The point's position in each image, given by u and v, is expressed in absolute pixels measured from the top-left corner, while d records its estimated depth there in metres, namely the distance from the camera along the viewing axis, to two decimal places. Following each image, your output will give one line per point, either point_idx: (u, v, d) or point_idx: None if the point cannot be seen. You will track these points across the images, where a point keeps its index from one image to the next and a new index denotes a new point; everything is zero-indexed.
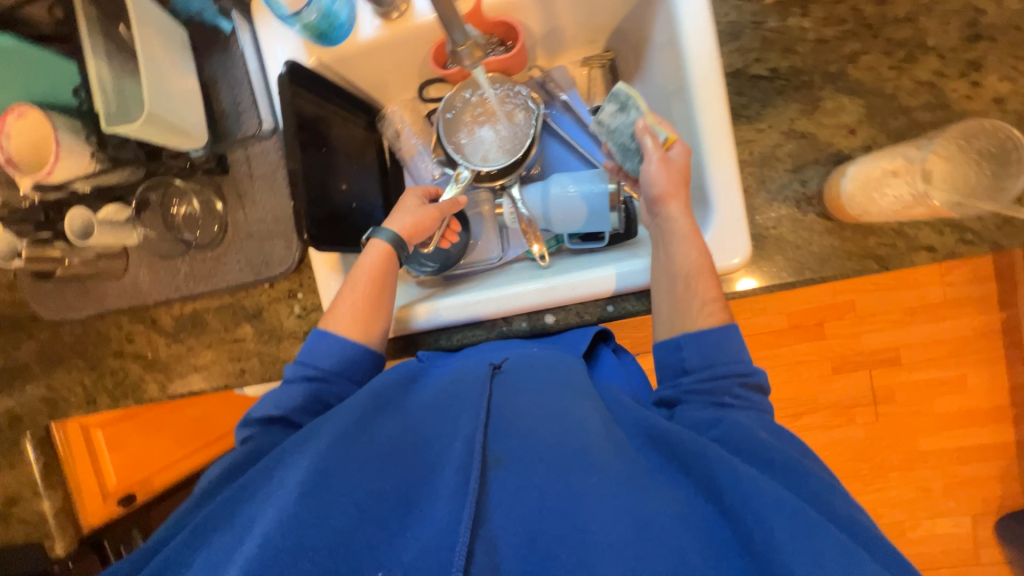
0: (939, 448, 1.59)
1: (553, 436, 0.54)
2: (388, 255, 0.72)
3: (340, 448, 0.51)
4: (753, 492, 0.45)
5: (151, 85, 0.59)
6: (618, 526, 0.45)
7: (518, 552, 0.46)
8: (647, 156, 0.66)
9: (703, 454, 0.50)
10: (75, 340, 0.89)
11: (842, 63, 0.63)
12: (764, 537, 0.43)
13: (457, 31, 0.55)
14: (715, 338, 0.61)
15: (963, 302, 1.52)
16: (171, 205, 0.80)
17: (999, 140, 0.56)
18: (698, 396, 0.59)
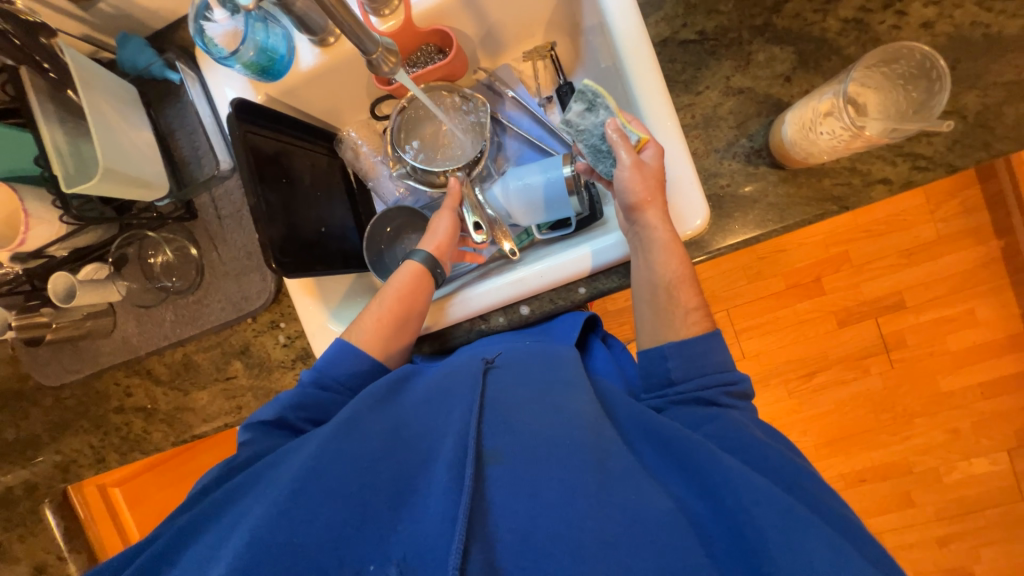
0: (960, 387, 1.55)
1: (546, 427, 0.52)
2: (420, 270, 0.75)
3: (333, 449, 0.50)
4: (750, 492, 0.46)
5: (105, 145, 0.62)
6: (615, 523, 0.45)
7: (514, 551, 0.45)
8: (619, 163, 0.63)
9: (703, 456, 0.51)
10: (77, 403, 0.91)
11: (766, 14, 0.64)
12: (759, 538, 0.44)
13: (369, 41, 0.55)
14: (705, 346, 0.61)
15: (958, 236, 1.50)
16: (147, 256, 0.82)
17: (921, 63, 0.56)
18: (693, 397, 0.59)
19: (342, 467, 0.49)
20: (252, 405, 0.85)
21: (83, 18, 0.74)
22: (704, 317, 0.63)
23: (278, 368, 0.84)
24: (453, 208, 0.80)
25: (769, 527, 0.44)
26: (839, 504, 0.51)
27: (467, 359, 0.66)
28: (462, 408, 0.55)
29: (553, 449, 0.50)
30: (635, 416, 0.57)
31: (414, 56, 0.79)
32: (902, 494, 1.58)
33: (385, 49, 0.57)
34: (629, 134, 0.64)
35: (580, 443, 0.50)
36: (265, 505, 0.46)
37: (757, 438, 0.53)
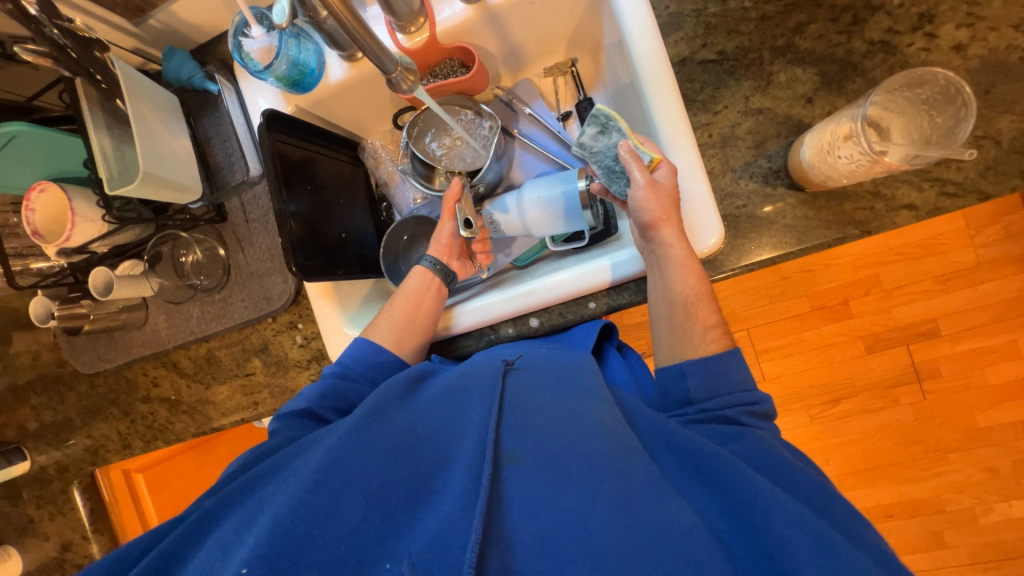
0: (999, 423, 1.46)
1: (566, 434, 0.52)
2: (428, 275, 0.78)
3: (355, 442, 0.52)
4: (781, 515, 0.45)
5: (148, 150, 0.67)
6: (635, 533, 0.44)
7: (533, 556, 0.45)
8: (634, 181, 0.62)
9: (729, 471, 0.50)
10: (108, 390, 0.96)
11: (788, 35, 0.64)
12: (788, 561, 0.42)
13: (388, 61, 0.57)
14: (725, 367, 0.60)
15: (1000, 263, 1.42)
16: (180, 254, 0.87)
17: (945, 88, 0.54)
18: (714, 415, 0.58)
19: (364, 459, 0.50)
20: (268, 402, 0.88)
21: (136, 33, 0.81)
22: (716, 336, 0.62)
23: (294, 367, 0.87)
24: (450, 214, 0.80)
25: (800, 552, 0.43)
26: (869, 531, 0.49)
27: (489, 359, 0.67)
28: (482, 409, 0.55)
29: (573, 457, 0.50)
30: (656, 426, 0.56)
31: (437, 68, 0.81)
32: (932, 533, 1.49)
33: (404, 68, 0.59)
34: (642, 155, 0.64)
35: (600, 451, 0.50)
36: (287, 492, 0.47)
37: (783, 457, 0.53)
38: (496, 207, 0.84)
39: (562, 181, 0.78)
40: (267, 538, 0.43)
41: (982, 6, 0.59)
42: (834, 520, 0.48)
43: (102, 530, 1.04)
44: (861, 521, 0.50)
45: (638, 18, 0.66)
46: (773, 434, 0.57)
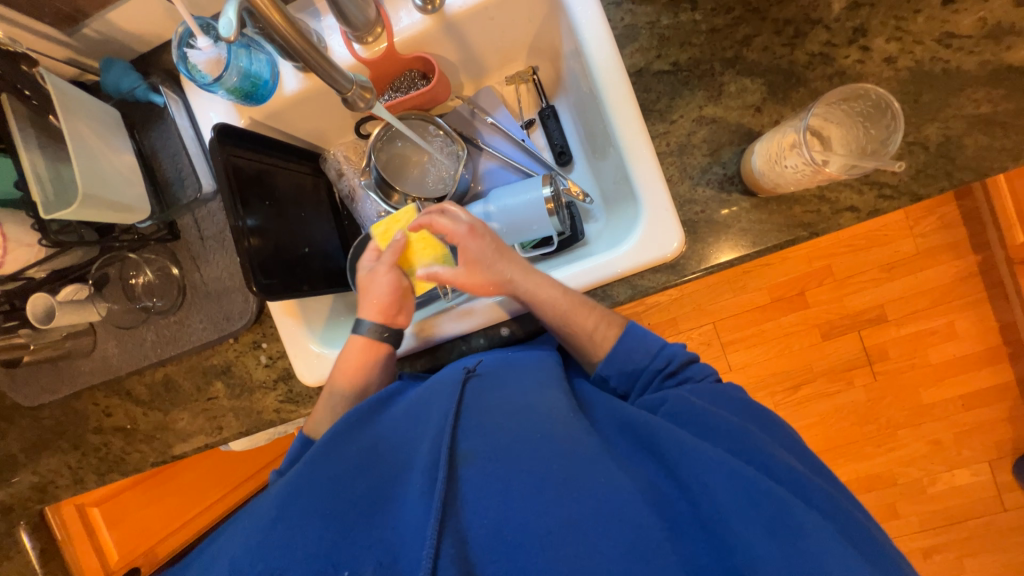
0: (942, 398, 1.58)
1: (517, 425, 0.54)
2: (372, 346, 0.73)
3: (310, 476, 0.52)
4: (707, 470, 0.49)
5: (86, 169, 0.63)
6: (583, 507, 0.46)
7: (489, 543, 0.46)
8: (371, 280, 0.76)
9: (662, 435, 0.53)
10: (55, 422, 0.90)
11: (737, 47, 0.66)
12: (717, 516, 0.47)
13: (341, 78, 0.55)
14: (627, 347, 0.66)
15: (936, 251, 1.53)
16: (129, 276, 0.82)
17: (875, 101, 0.58)
18: (639, 379, 0.65)
19: (321, 492, 0.50)
20: (233, 426, 0.85)
21: (68, 43, 0.75)
22: (610, 324, 0.68)
23: (259, 389, 0.84)
24: (395, 263, 0.77)
25: (724, 502, 0.47)
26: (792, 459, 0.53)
27: (453, 369, 0.67)
28: (439, 412, 0.56)
29: (521, 445, 0.51)
30: (606, 407, 0.61)
31: (397, 81, 0.81)
32: (886, 505, 1.60)
33: (360, 86, 0.58)
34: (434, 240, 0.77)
35: (549, 437, 0.52)
36: (245, 539, 0.47)
37: (703, 408, 0.57)
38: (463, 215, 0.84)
39: (527, 189, 0.79)
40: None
41: (908, 22, 0.63)
42: (760, 453, 0.52)
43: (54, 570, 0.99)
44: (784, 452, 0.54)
45: (596, 34, 0.67)
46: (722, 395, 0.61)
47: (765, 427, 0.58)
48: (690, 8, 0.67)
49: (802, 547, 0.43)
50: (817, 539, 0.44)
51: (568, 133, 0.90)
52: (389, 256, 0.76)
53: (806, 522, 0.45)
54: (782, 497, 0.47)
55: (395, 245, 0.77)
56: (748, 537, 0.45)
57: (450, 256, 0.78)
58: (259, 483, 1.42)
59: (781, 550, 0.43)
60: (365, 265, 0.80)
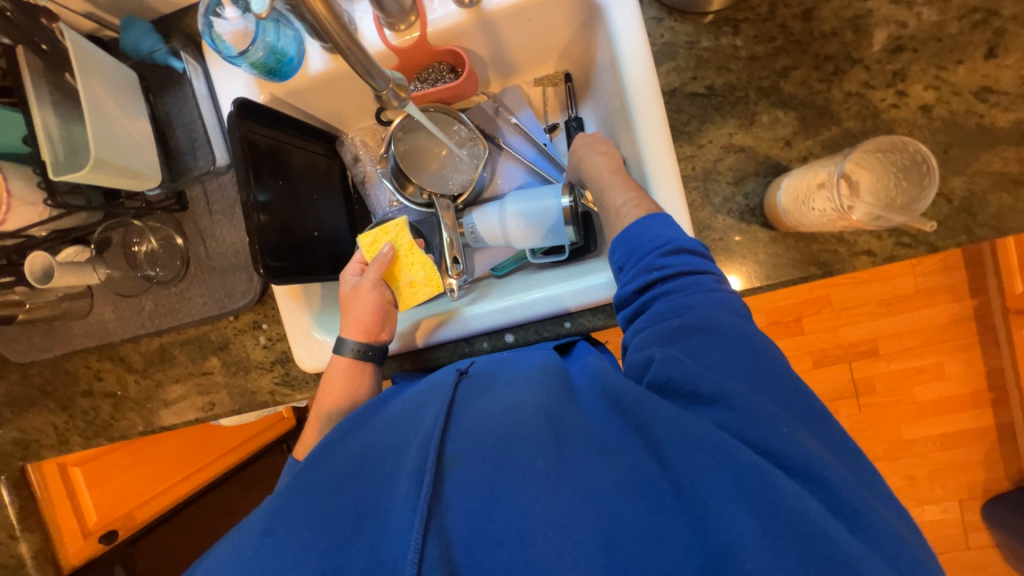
0: (922, 436, 1.61)
1: (501, 421, 0.52)
2: (358, 363, 0.73)
3: (302, 485, 0.54)
4: (680, 446, 0.44)
5: (100, 133, 0.61)
6: (564, 502, 0.44)
7: (471, 544, 0.45)
8: (357, 296, 0.75)
9: (646, 412, 0.47)
10: (44, 381, 0.89)
11: (774, 78, 0.65)
12: (700, 501, 0.42)
13: (378, 77, 0.53)
14: (640, 231, 0.57)
15: (935, 291, 1.55)
16: (132, 243, 0.81)
17: (914, 158, 0.56)
18: (641, 278, 0.55)
19: (310, 497, 0.52)
20: (226, 403, 0.84)
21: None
22: (640, 206, 0.61)
23: (256, 369, 0.83)
24: (379, 279, 0.76)
25: (705, 484, 0.42)
26: (799, 430, 0.45)
27: (442, 373, 0.69)
28: (429, 417, 0.55)
29: (502, 445, 0.49)
30: (592, 384, 0.56)
31: (424, 73, 0.79)
32: None
33: (395, 84, 0.57)
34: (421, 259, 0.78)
35: (531, 433, 0.49)
36: (236, 551, 0.48)
37: (690, 367, 0.48)
38: (477, 215, 0.83)
39: (543, 198, 0.78)
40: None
41: (949, 71, 0.62)
42: (757, 421, 0.44)
43: (32, 528, 0.95)
44: (788, 418, 0.46)
45: (633, 47, 0.66)
46: (730, 327, 0.50)
47: (770, 372, 0.48)
48: (732, 32, 0.66)
49: (791, 527, 0.39)
50: (813, 523, 0.39)
51: None
52: (374, 274, 0.76)
53: (799, 503, 0.40)
54: (770, 474, 0.41)
55: (380, 261, 0.76)
56: (734, 522, 0.40)
57: (436, 275, 0.78)
58: (234, 459, 1.44)
59: (768, 536, 0.39)
60: (349, 280, 0.78)
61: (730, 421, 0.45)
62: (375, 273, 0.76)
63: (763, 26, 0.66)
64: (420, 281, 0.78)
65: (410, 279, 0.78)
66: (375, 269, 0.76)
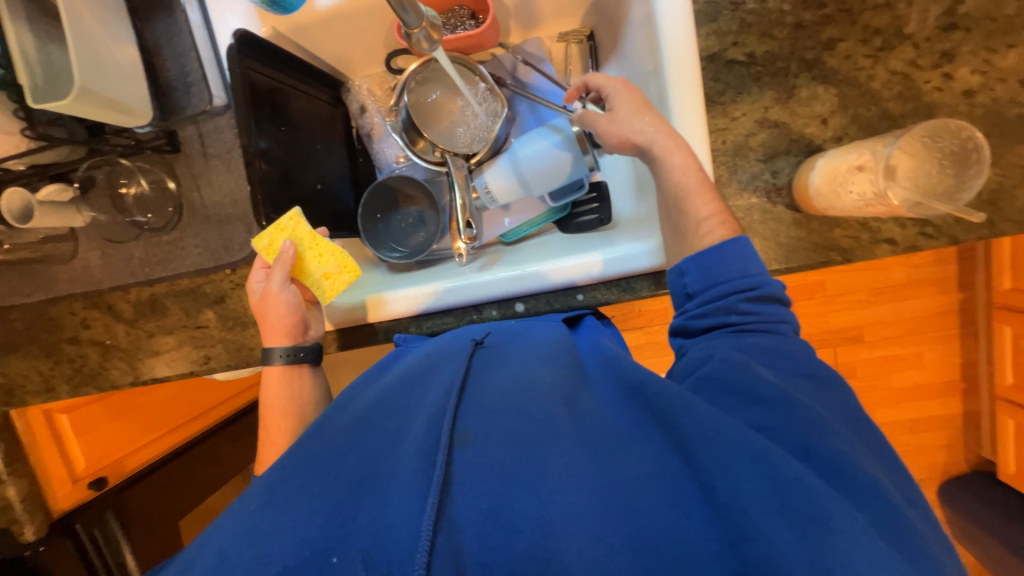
0: (894, 419, 1.68)
1: (520, 403, 0.52)
2: (294, 369, 0.69)
3: (307, 459, 0.52)
4: (716, 444, 0.44)
5: (84, 58, 0.54)
6: (585, 492, 0.43)
7: (483, 531, 0.42)
8: (270, 303, 0.68)
9: (675, 407, 0.47)
10: (26, 326, 0.86)
11: (818, 49, 0.62)
12: (740, 508, 0.40)
13: (409, 13, 0.48)
14: (720, 255, 0.56)
15: (926, 283, 1.58)
16: (119, 185, 0.75)
17: (962, 141, 0.54)
18: (713, 305, 0.56)
19: (310, 467, 0.50)
20: (222, 358, 0.82)
21: None
22: (722, 223, 0.58)
23: (253, 325, 0.80)
24: (288, 279, 0.68)
25: (740, 481, 0.42)
26: (842, 441, 0.45)
27: (458, 338, 0.69)
28: (441, 391, 0.56)
29: (524, 427, 0.49)
30: (606, 372, 0.58)
31: (445, 16, 0.74)
32: None
33: (429, 25, 0.52)
34: (332, 249, 0.71)
35: (551, 418, 0.50)
36: (240, 522, 0.47)
37: (751, 370, 0.49)
38: (490, 170, 0.79)
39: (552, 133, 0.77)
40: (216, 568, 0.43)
41: (999, 55, 0.60)
42: (806, 428, 0.45)
43: (20, 474, 0.96)
44: (846, 434, 0.46)
45: (674, 5, 0.61)
46: (797, 354, 0.53)
47: (833, 396, 0.50)
48: None
49: (827, 539, 0.38)
50: (848, 536, 0.38)
51: None
52: (279, 275, 0.67)
53: (836, 515, 0.39)
54: (807, 481, 0.41)
55: (282, 261, 0.68)
56: (769, 529, 0.39)
57: (350, 260, 0.71)
58: (220, 415, 1.36)
59: (803, 542, 0.38)
60: (258, 286, 0.71)
61: (770, 426, 0.45)
62: (280, 273, 0.68)
63: None
64: (335, 271, 0.72)
65: (325, 268, 0.71)
66: (281, 269, 0.67)
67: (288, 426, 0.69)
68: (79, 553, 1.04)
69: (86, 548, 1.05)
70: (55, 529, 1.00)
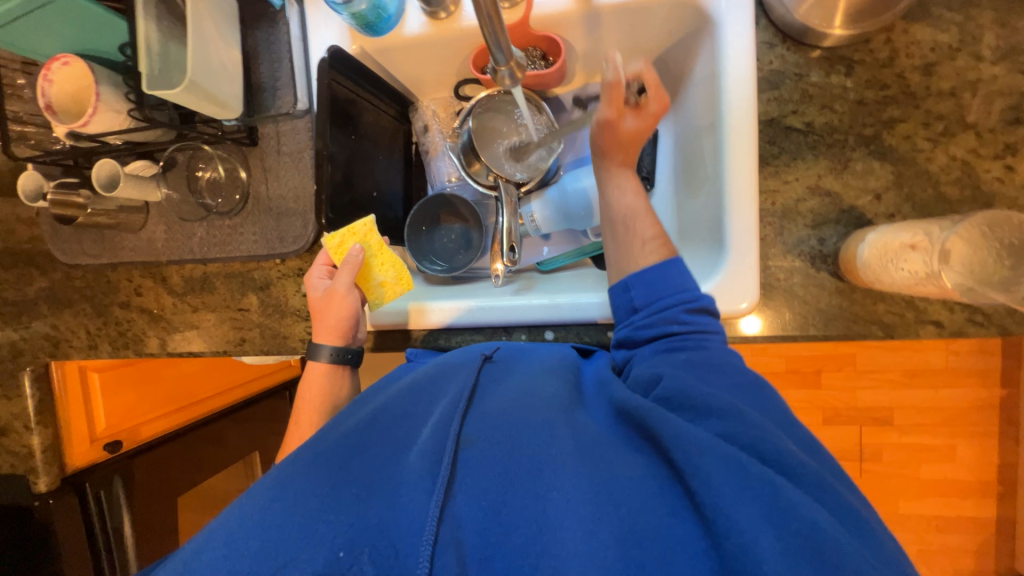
0: (918, 513, 1.58)
1: (517, 409, 0.52)
2: (336, 370, 0.73)
3: (311, 455, 0.51)
4: (702, 449, 0.42)
5: (197, 55, 0.62)
6: (581, 492, 0.43)
7: (482, 528, 0.42)
8: (332, 303, 0.71)
9: (656, 418, 0.46)
10: (86, 285, 0.92)
11: (878, 127, 0.64)
12: (728, 517, 0.38)
13: (500, 53, 0.51)
14: (660, 272, 0.59)
15: (964, 373, 1.50)
16: (197, 167, 0.82)
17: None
18: (659, 318, 0.56)
19: (317, 464, 0.49)
20: (256, 343, 0.85)
21: None
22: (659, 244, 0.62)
23: (291, 315, 0.84)
24: (352, 283, 0.72)
25: (722, 481, 0.40)
26: (792, 445, 0.45)
27: (466, 353, 0.67)
28: (449, 398, 0.55)
29: (524, 430, 0.49)
30: (599, 389, 0.56)
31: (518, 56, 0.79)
32: None
33: (515, 64, 0.55)
34: (393, 260, 0.75)
35: (548, 423, 0.50)
36: (242, 516, 0.45)
37: (710, 391, 0.48)
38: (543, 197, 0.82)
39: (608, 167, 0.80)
40: (224, 564, 0.41)
41: None
42: (764, 436, 0.44)
43: (47, 423, 0.95)
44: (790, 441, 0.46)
45: (739, 65, 0.64)
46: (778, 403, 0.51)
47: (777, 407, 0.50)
48: (845, 72, 0.64)
49: (811, 541, 0.37)
50: (836, 541, 0.37)
51: (663, 163, 0.86)
52: (344, 278, 0.71)
53: (817, 520, 0.38)
54: (780, 483, 0.40)
55: (350, 264, 0.72)
56: (753, 529, 0.37)
57: (407, 272, 0.76)
58: (233, 397, 1.38)
59: (790, 547, 0.37)
60: (320, 284, 0.74)
61: (745, 437, 0.44)
62: (346, 276, 0.71)
63: (878, 73, 0.63)
64: (392, 280, 0.76)
65: (384, 277, 0.75)
66: (346, 272, 0.72)
67: (308, 418, 0.70)
68: (81, 517, 1.02)
69: (88, 510, 1.03)
70: (65, 484, 1.00)
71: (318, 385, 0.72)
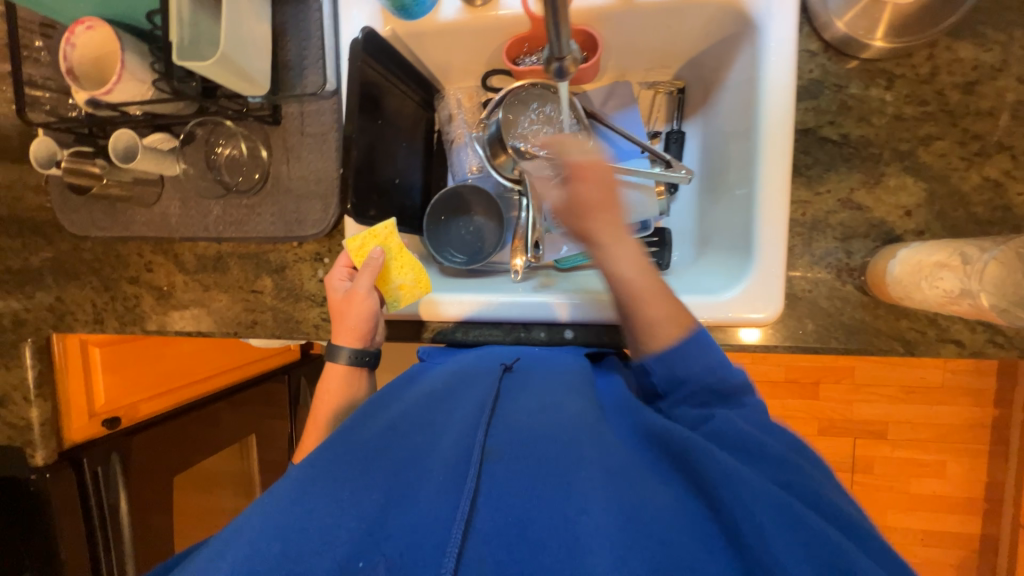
0: (906, 526, 1.60)
1: (545, 426, 0.52)
2: (355, 370, 0.72)
3: (331, 458, 0.50)
4: (746, 490, 0.43)
5: (230, 27, 0.60)
6: (613, 516, 0.42)
7: (506, 544, 0.41)
8: (352, 309, 0.71)
9: (697, 452, 0.47)
10: (93, 258, 0.90)
11: (914, 143, 0.63)
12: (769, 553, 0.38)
13: (561, 42, 0.50)
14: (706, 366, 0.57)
15: (960, 391, 1.53)
16: (216, 144, 0.80)
17: None
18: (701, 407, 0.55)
19: (337, 468, 0.49)
20: (267, 326, 0.84)
21: None
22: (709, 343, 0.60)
23: (306, 300, 0.82)
24: (372, 285, 0.71)
25: (766, 522, 0.40)
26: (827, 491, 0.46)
27: (486, 360, 0.68)
28: (472, 406, 0.55)
29: (556, 449, 0.49)
30: (626, 412, 0.57)
31: None
32: None
33: (572, 58, 0.53)
34: (413, 265, 0.74)
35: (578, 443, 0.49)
36: (262, 515, 0.45)
37: (757, 439, 0.49)
38: None
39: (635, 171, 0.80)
40: (243, 562, 0.40)
41: None
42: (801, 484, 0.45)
43: (46, 395, 0.96)
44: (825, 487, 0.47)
45: (778, 75, 0.64)
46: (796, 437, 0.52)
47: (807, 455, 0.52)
48: (884, 85, 0.64)
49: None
50: None
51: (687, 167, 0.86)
52: (364, 283, 0.71)
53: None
54: (819, 527, 0.41)
55: (370, 267, 0.72)
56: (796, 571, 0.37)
57: (426, 276, 0.74)
58: (234, 378, 1.37)
59: None
60: (341, 285, 0.74)
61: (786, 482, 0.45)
62: (365, 282, 0.71)
63: (918, 88, 0.63)
64: (410, 284, 0.74)
65: (402, 282, 0.74)
66: (366, 278, 0.72)
67: (321, 405, 0.69)
68: (77, 492, 1.01)
69: (84, 485, 1.01)
70: (61, 459, 0.98)
71: (333, 372, 0.71)
